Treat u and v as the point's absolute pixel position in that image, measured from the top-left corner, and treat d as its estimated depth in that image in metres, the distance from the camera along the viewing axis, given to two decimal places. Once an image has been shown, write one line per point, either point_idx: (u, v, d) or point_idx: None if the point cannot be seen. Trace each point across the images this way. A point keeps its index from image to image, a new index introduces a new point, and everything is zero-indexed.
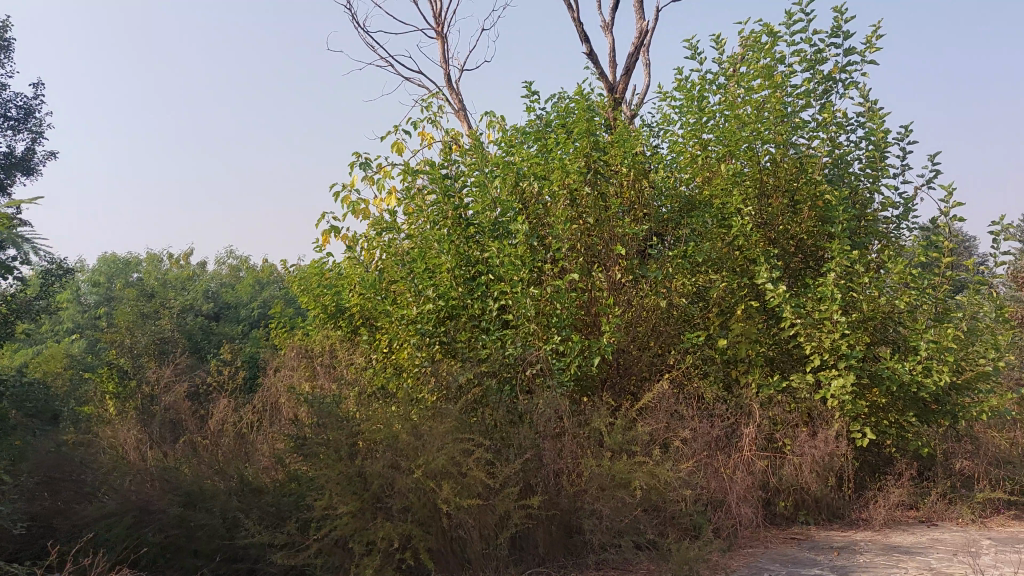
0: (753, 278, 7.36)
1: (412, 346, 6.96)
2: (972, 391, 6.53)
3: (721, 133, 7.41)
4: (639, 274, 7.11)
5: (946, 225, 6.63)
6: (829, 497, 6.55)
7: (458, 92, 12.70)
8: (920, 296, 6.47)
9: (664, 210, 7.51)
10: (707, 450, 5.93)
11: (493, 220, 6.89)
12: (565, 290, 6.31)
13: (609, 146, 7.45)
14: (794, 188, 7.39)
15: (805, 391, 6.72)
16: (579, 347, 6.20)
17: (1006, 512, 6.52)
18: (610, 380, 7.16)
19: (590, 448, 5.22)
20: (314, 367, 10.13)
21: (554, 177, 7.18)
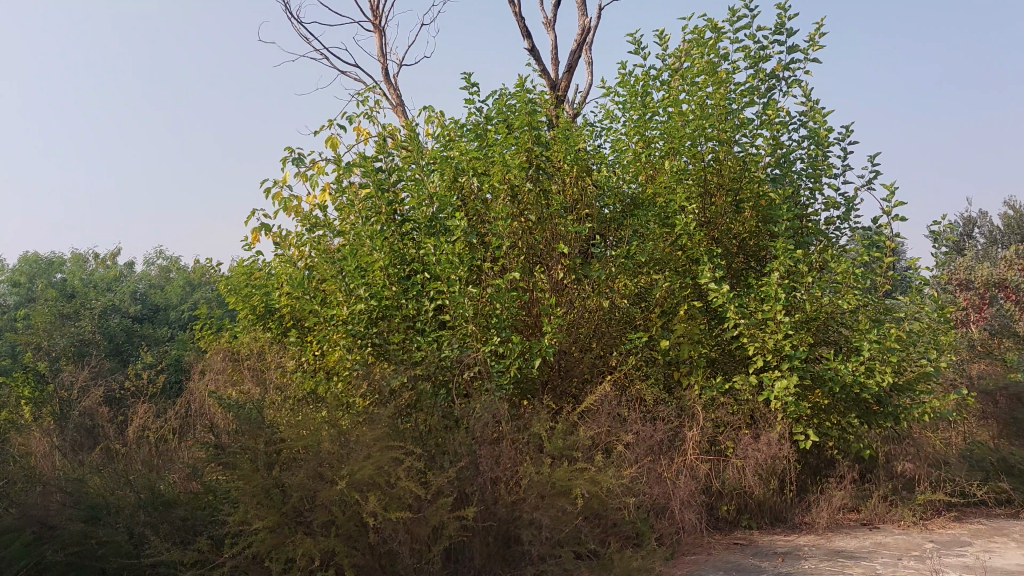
0: (696, 277, 7.21)
1: (342, 348, 6.59)
2: (914, 392, 6.48)
3: (664, 130, 7.24)
4: (581, 272, 6.89)
5: (888, 224, 6.58)
6: (772, 501, 6.42)
7: (396, 87, 12.33)
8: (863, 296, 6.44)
9: (606, 209, 7.29)
10: (650, 455, 5.74)
11: (430, 216, 6.67)
12: (505, 290, 6.03)
13: (551, 142, 7.22)
14: (737, 187, 7.27)
15: (748, 393, 6.59)
16: (519, 350, 5.90)
17: (946, 514, 6.48)
18: (550, 383, 6.91)
19: (529, 455, 4.95)
20: (242, 371, 9.64)
21: (494, 171, 6.90)
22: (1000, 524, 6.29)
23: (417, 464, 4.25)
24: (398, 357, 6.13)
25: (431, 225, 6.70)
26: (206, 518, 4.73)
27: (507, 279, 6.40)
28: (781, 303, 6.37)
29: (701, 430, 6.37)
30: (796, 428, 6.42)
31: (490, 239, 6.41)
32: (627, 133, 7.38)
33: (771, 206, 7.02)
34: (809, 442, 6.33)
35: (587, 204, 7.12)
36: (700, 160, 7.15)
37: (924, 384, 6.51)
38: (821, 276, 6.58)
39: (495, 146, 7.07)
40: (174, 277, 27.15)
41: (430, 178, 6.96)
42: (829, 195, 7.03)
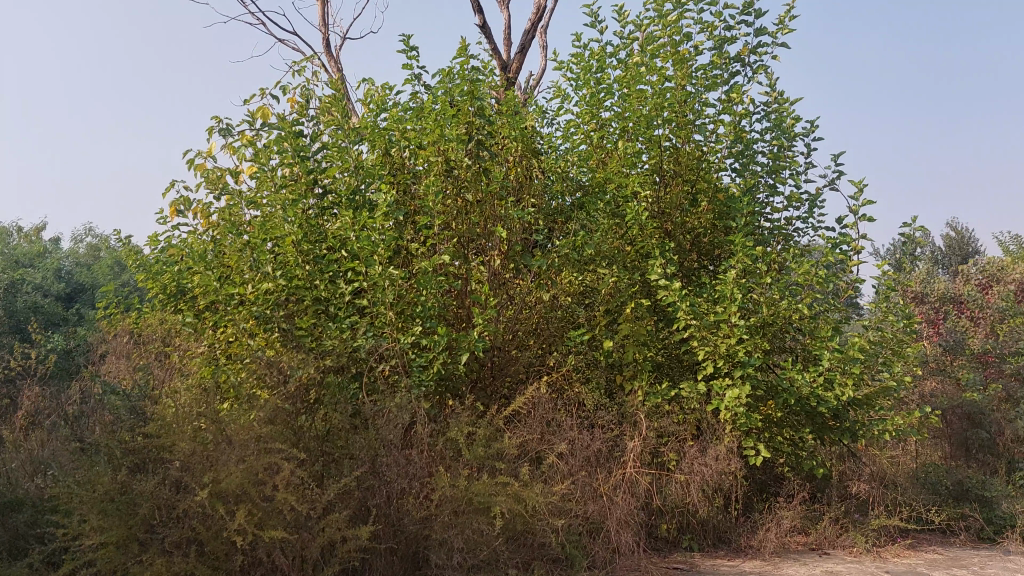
0: (645, 273, 6.62)
1: (244, 332, 5.75)
2: (873, 408, 5.97)
3: (619, 110, 6.62)
4: (520, 261, 6.25)
5: (853, 224, 6.06)
6: (715, 520, 5.85)
7: (337, 60, 11.52)
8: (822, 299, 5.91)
9: (552, 195, 6.71)
10: (585, 467, 5.09)
11: (353, 189, 5.96)
12: (431, 274, 5.32)
13: (495, 116, 6.55)
14: (694, 177, 6.71)
15: (695, 401, 6.03)
16: (444, 343, 5.17)
17: (900, 541, 5.99)
18: (480, 381, 6.25)
19: (445, 463, 4.26)
20: (148, 355, 8.77)
21: (428, 142, 6.19)
22: (957, 554, 5.82)
23: (303, 473, 3.54)
24: (306, 344, 5.39)
25: (354, 199, 6.00)
26: (54, 524, 3.96)
27: (436, 263, 5.70)
28: (736, 304, 5.80)
29: (643, 441, 5.73)
30: (745, 441, 5.85)
31: (419, 218, 5.71)
32: (578, 113, 6.76)
33: (729, 200, 6.46)
34: (760, 458, 5.75)
35: (531, 187, 6.49)
36: (656, 145, 6.56)
37: (884, 399, 6.01)
38: (780, 277, 6.04)
39: (432, 114, 6.35)
40: (100, 255, 25.75)
41: (356, 148, 6.21)
42: (791, 191, 6.50)
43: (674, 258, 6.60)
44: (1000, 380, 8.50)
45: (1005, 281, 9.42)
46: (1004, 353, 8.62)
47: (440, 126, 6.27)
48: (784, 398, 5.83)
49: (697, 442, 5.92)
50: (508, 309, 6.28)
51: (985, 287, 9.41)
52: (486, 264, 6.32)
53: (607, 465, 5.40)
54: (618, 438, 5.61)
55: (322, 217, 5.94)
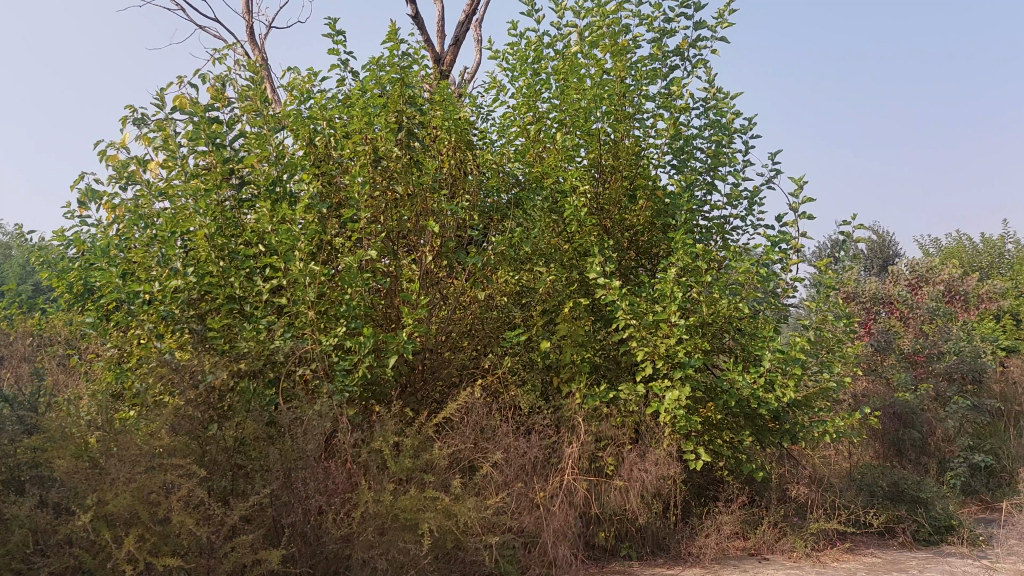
0: (583, 271, 6.38)
1: (150, 333, 5.29)
2: (813, 409, 5.85)
3: (556, 101, 6.38)
4: (452, 258, 5.94)
5: (793, 221, 5.95)
6: (654, 526, 5.64)
7: (262, 49, 11.00)
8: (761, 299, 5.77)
9: (486, 189, 6.43)
10: (520, 476, 4.77)
11: (272, 179, 5.55)
12: (356, 270, 4.97)
13: (427, 104, 6.23)
14: (633, 172, 6.50)
15: (634, 404, 5.83)
16: (369, 344, 4.81)
17: (839, 544, 5.89)
18: (409, 385, 5.89)
19: (368, 475, 3.92)
20: (49, 358, 8.13)
21: (354, 131, 5.83)
22: (895, 557, 5.75)
23: (205, 491, 3.16)
24: (219, 346, 4.98)
25: (273, 189, 5.60)
26: None
27: (362, 259, 5.35)
28: (677, 303, 5.62)
29: (581, 447, 5.48)
30: (686, 445, 5.66)
31: (344, 211, 5.34)
32: (514, 104, 6.48)
33: (668, 195, 6.28)
34: (701, 462, 5.56)
35: (465, 181, 6.19)
36: (595, 139, 6.33)
37: (823, 400, 5.91)
38: (720, 275, 5.88)
39: (360, 101, 6.00)
40: (9, 254, 24.36)
41: (277, 136, 5.81)
42: (730, 188, 6.35)
43: (612, 256, 6.39)
44: (929, 380, 8.57)
45: (932, 282, 9.54)
46: (933, 353, 8.71)
47: (369, 113, 5.91)
48: (723, 400, 5.67)
49: (635, 446, 5.70)
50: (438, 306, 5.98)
51: (913, 287, 9.50)
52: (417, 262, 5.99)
53: (543, 472, 5.13)
54: (555, 444, 5.31)
55: (238, 209, 5.52)
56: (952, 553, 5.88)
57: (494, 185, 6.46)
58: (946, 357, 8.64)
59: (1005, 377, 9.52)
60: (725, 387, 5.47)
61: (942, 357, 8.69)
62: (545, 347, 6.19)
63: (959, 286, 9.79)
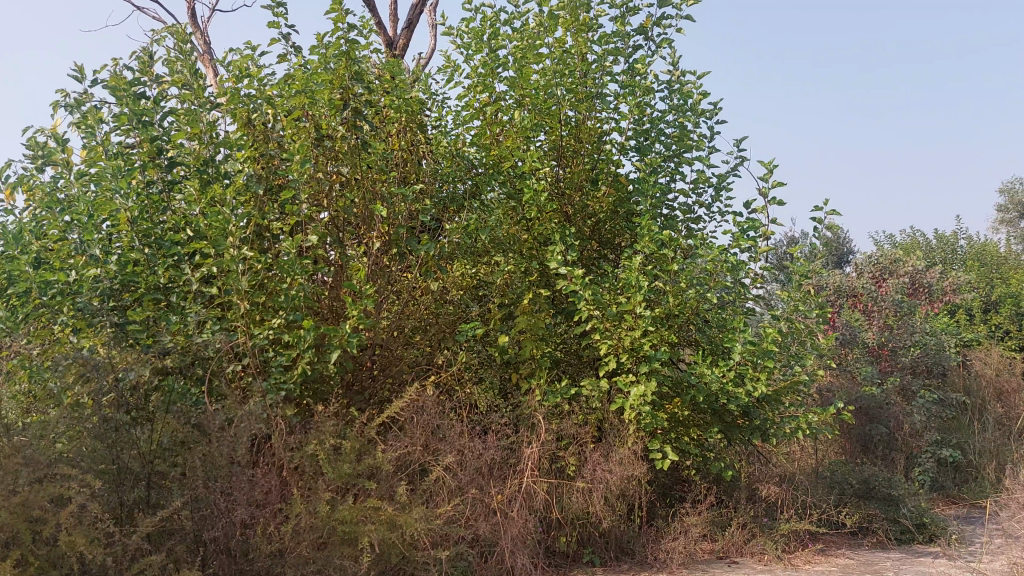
0: (543, 261, 6.04)
1: (65, 327, 4.78)
2: (783, 404, 5.59)
3: (513, 79, 6.01)
4: (403, 246, 5.56)
5: (762, 207, 5.67)
6: (618, 530, 5.29)
7: (204, 33, 10.45)
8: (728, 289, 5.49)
9: (439, 172, 6.04)
10: (475, 480, 4.40)
11: (204, 157, 5.08)
12: (295, 258, 4.58)
13: (376, 82, 5.83)
14: (595, 156, 6.17)
15: (597, 400, 5.53)
16: (310, 338, 4.42)
17: (811, 546, 5.63)
18: (356, 382, 5.49)
19: (301, 487, 3.57)
20: None
21: (296, 107, 5.41)
22: (869, 558, 5.50)
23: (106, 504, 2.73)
24: (142, 340, 4.59)
25: (206, 168, 5.12)
26: None
27: (304, 246, 4.95)
28: (642, 293, 5.31)
29: (540, 447, 5.12)
30: (652, 443, 5.35)
31: (283, 194, 4.93)
32: (469, 84, 6.13)
33: (633, 180, 5.95)
34: (667, 461, 5.25)
35: (415, 165, 5.84)
36: (555, 120, 5.99)
37: (793, 394, 5.65)
38: (688, 263, 5.58)
39: (301, 75, 5.56)
40: None
41: (210, 113, 5.35)
42: (697, 172, 6.03)
43: (574, 244, 6.02)
44: (895, 373, 8.41)
45: (897, 274, 9.40)
46: (899, 346, 8.56)
47: (311, 89, 5.50)
48: (691, 395, 5.37)
49: (598, 446, 5.36)
50: (389, 296, 5.57)
51: (877, 279, 9.35)
52: (365, 250, 5.61)
53: (500, 475, 4.77)
54: (513, 443, 4.94)
55: (167, 192, 5.08)
56: (926, 552, 5.66)
57: (449, 168, 6.12)
58: (912, 350, 8.48)
59: (969, 370, 9.42)
60: (694, 381, 5.17)
61: (907, 350, 8.54)
62: (503, 341, 5.83)
63: (923, 278, 9.66)
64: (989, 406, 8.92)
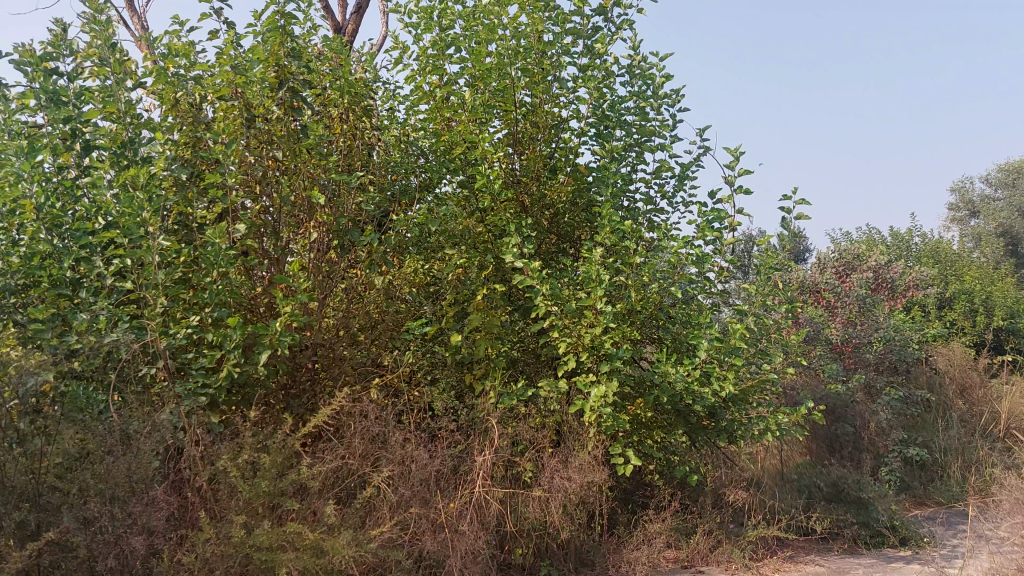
0: (498, 254, 5.66)
1: None
2: (750, 404, 5.27)
3: (464, 59, 5.62)
4: (344, 238, 5.19)
5: (728, 197, 5.37)
6: (578, 540, 4.92)
7: (141, 16, 9.88)
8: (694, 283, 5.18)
9: (385, 160, 5.63)
10: (420, 491, 4.00)
11: (122, 137, 4.59)
12: (221, 248, 4.15)
13: (315, 62, 5.41)
14: (551, 143, 5.73)
15: (554, 402, 5.17)
16: (236, 337, 3.99)
17: (779, 553, 5.34)
18: (294, 385, 5.06)
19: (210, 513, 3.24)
20: None
21: (225, 86, 4.95)
22: (840, 566, 5.23)
23: None
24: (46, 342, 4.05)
25: (124, 151, 4.62)
26: None
27: (232, 237, 4.51)
28: (604, 287, 4.97)
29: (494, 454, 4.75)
30: (613, 447, 5.01)
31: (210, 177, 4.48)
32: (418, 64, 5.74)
33: (592, 168, 5.60)
34: (630, 467, 4.91)
35: (359, 151, 5.43)
36: (510, 104, 5.56)
37: (761, 392, 5.36)
38: (652, 255, 5.25)
39: (231, 52, 5.12)
40: None
41: (131, 93, 4.89)
42: (660, 160, 5.71)
43: (531, 236, 5.64)
44: (860, 370, 8.22)
45: (860, 269, 9.22)
46: (864, 342, 8.37)
47: (243, 67, 5.05)
48: (655, 396, 5.04)
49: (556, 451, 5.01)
50: (330, 296, 5.31)
51: (841, 275, 9.16)
52: (304, 243, 5.18)
53: (449, 484, 4.40)
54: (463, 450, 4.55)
55: (81, 178, 4.58)
56: (899, 558, 5.41)
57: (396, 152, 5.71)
58: (877, 346, 8.30)
59: (933, 366, 9.28)
60: (659, 381, 4.84)
61: (872, 346, 8.35)
62: (455, 340, 5.45)
63: (886, 273, 9.50)
64: (953, 403, 8.78)
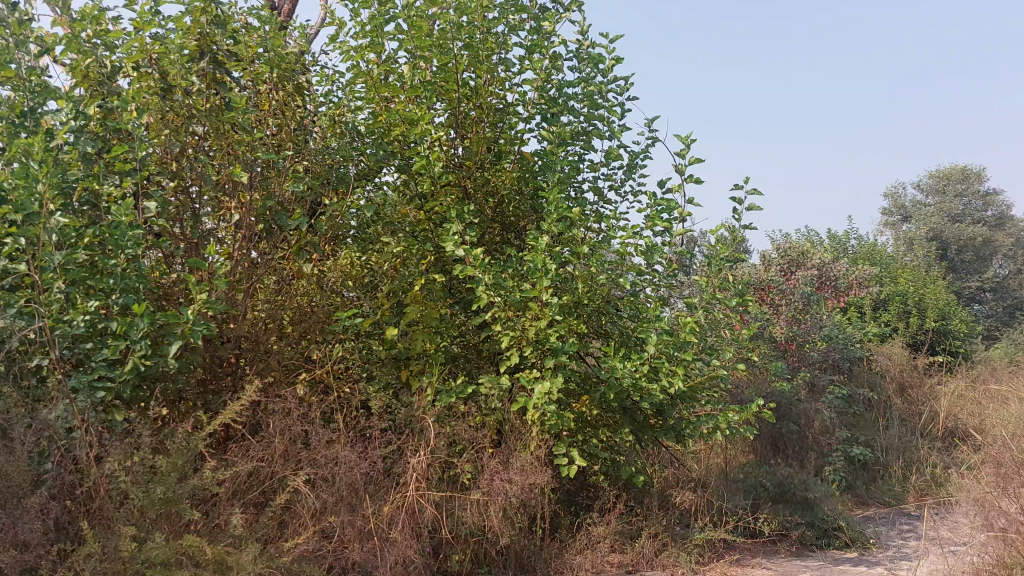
0: (437, 243, 5.35)
1: None
2: (698, 402, 5.06)
3: (404, 36, 5.29)
4: (272, 222, 4.90)
5: (678, 186, 5.16)
6: (519, 545, 4.62)
7: None
8: (642, 275, 4.97)
9: (320, 142, 5.27)
10: (347, 496, 3.69)
11: (21, 105, 4.14)
12: (127, 227, 3.74)
13: (243, 34, 5.02)
14: (495, 126, 5.41)
15: (496, 399, 4.89)
16: (144, 326, 3.60)
17: (726, 557, 5.16)
18: (214, 382, 4.67)
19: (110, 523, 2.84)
20: None
21: (140, 53, 4.52)
22: (788, 568, 5.07)
23: None
24: None
25: (23, 119, 4.17)
26: None
27: (142, 215, 4.09)
28: (549, 278, 4.71)
29: (430, 454, 4.44)
30: (556, 447, 4.75)
31: (115, 149, 4.00)
32: (355, 40, 5.39)
33: (539, 154, 5.33)
34: (574, 468, 4.65)
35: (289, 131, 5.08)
36: (452, 86, 5.22)
37: (710, 390, 5.16)
38: (599, 245, 5.01)
39: (148, 17, 4.69)
40: None
41: (33, 56, 4.42)
42: (608, 147, 5.47)
43: (474, 224, 5.34)
44: (804, 368, 8.14)
45: (805, 267, 9.16)
46: (808, 340, 8.30)
47: (160, 34, 4.62)
48: (602, 392, 4.80)
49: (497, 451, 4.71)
50: (257, 285, 4.95)
51: (786, 272, 9.08)
52: (228, 228, 4.82)
53: (379, 488, 4.07)
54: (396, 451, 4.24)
55: None
56: (846, 560, 5.28)
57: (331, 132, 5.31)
58: (821, 345, 8.24)
59: (873, 365, 9.30)
60: (607, 377, 4.59)
61: (816, 344, 8.29)
62: (390, 333, 5.12)
63: (830, 272, 9.48)
64: (894, 402, 8.80)
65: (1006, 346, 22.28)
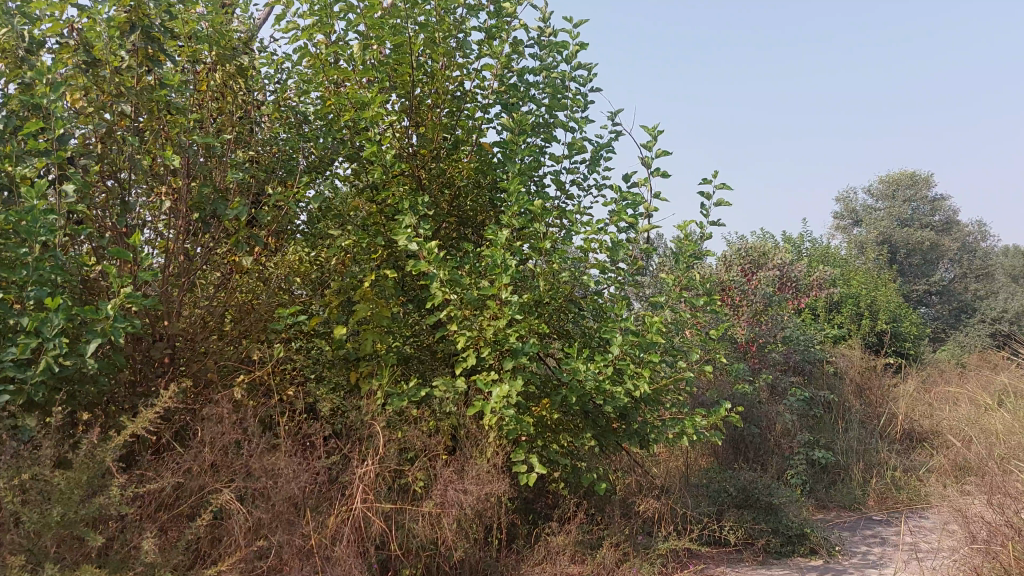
0: (390, 236, 5.04)
1: None
2: (663, 406, 4.83)
3: (356, 16, 4.96)
4: (208, 211, 4.55)
5: (644, 180, 4.94)
6: (474, 558, 4.33)
7: None
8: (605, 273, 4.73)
9: (261, 129, 4.95)
10: (279, 516, 3.39)
11: None
12: (40, 212, 3.36)
13: (179, 8, 4.63)
14: (453, 113, 5.11)
15: (450, 403, 4.60)
16: (56, 323, 3.23)
17: (690, 567, 4.95)
18: (143, 384, 4.30)
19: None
20: None
21: (62, 22, 4.11)
22: None
23: None
24: None
25: None
26: None
27: (60, 201, 3.71)
28: (509, 274, 4.44)
29: (379, 463, 4.13)
30: (514, 454, 4.48)
31: (29, 125, 3.54)
32: (301, 19, 5.06)
33: (498, 143, 5.05)
34: (534, 476, 4.39)
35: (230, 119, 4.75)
36: (406, 70, 4.91)
37: (674, 392, 4.94)
38: (562, 240, 4.76)
39: None
40: None
41: None
42: (571, 137, 5.22)
43: (429, 217, 5.04)
44: (765, 370, 8.00)
45: (765, 267, 9.03)
46: (769, 342, 8.17)
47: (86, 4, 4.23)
48: (563, 395, 4.54)
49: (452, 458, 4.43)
50: (192, 280, 4.58)
51: (748, 272, 8.95)
52: (164, 220, 4.49)
53: (323, 500, 3.76)
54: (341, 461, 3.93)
55: None
56: (812, 569, 5.11)
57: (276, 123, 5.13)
58: (782, 347, 8.11)
59: (832, 367, 9.23)
60: (570, 379, 4.34)
61: (777, 346, 8.17)
62: (339, 332, 4.80)
63: (790, 272, 9.37)
64: (853, 403, 8.73)
65: (954, 347, 22.67)
